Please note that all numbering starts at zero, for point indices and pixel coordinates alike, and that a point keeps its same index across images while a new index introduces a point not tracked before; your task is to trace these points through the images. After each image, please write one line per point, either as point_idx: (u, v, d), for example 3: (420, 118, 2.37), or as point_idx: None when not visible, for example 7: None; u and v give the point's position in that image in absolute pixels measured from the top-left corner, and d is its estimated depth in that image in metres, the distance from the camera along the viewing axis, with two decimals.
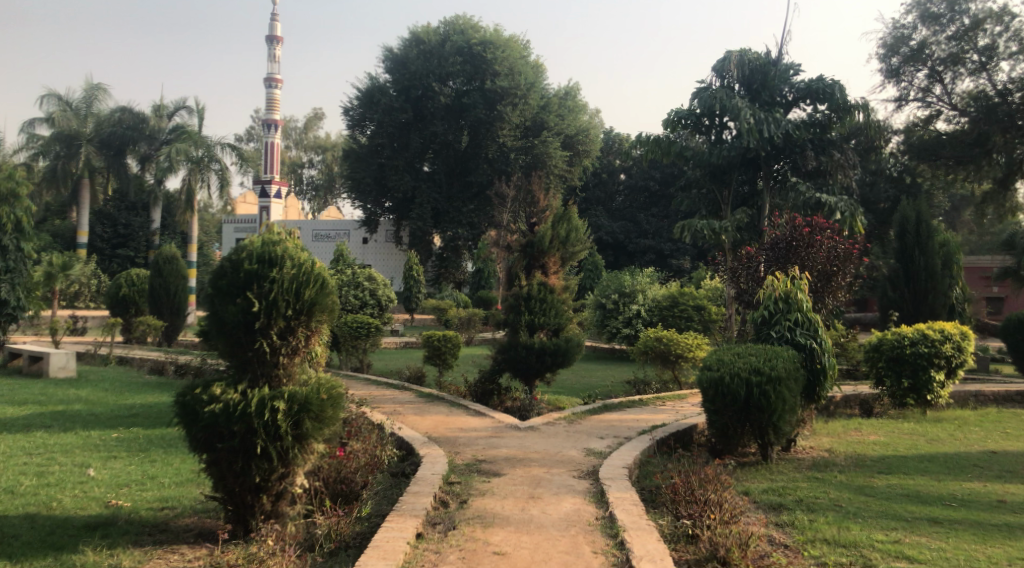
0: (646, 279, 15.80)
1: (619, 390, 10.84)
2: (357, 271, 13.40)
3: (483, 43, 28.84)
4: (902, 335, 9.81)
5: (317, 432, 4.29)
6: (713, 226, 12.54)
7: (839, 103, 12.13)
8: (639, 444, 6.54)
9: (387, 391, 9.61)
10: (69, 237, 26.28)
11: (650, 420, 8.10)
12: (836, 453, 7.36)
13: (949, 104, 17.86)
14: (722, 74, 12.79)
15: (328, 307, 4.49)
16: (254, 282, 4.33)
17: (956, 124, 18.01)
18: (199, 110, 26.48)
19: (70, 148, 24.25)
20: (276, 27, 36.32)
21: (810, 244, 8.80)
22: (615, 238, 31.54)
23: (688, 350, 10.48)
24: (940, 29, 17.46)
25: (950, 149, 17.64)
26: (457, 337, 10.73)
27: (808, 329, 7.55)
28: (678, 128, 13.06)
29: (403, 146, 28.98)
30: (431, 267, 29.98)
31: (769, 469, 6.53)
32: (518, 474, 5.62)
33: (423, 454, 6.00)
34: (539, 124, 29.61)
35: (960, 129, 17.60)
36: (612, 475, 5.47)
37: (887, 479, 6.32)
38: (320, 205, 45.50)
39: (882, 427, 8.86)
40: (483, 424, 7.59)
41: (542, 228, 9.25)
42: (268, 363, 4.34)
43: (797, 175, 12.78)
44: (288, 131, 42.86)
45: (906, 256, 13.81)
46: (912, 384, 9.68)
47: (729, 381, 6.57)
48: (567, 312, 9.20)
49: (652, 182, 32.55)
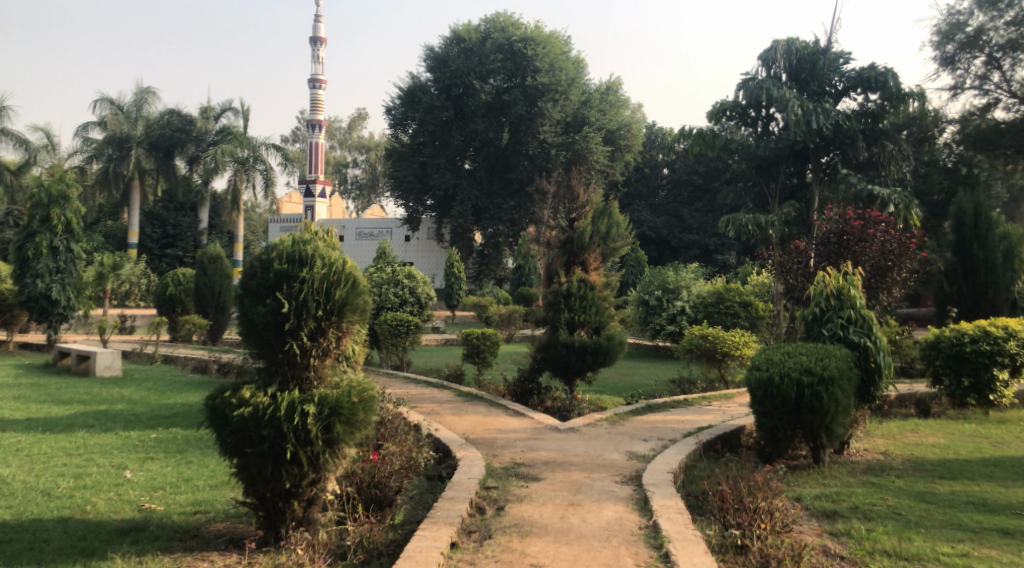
0: (690, 275, 15.44)
1: (663, 389, 10.57)
2: (397, 268, 13.36)
3: (524, 40, 28.61)
4: (961, 332, 9.36)
5: (348, 437, 4.19)
6: (758, 220, 12.15)
7: (892, 91, 11.60)
8: (684, 447, 6.30)
9: (426, 390, 9.52)
10: (120, 237, 26.90)
11: (695, 421, 7.84)
12: (892, 456, 7.00)
13: (1007, 91, 17.16)
14: (768, 64, 12.35)
15: (359, 308, 4.37)
16: (284, 282, 4.24)
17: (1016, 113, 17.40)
18: (245, 111, 26.97)
19: (120, 150, 24.48)
20: (320, 28, 36.66)
21: (862, 238, 8.42)
22: (658, 233, 31.07)
23: (735, 348, 10.15)
24: (998, 14, 16.89)
25: (1009, 138, 17.05)
26: (496, 335, 10.58)
27: (862, 327, 7.20)
28: (722, 120, 12.65)
29: (444, 144, 29.00)
30: (473, 264, 29.88)
31: (821, 474, 6.23)
32: (557, 478, 5.43)
33: (459, 457, 5.86)
34: (581, 120, 29.28)
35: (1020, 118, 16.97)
36: (656, 481, 5.24)
37: (950, 485, 5.96)
38: (364, 203, 45.84)
39: (940, 428, 8.45)
40: (522, 424, 7.42)
41: (581, 224, 9.06)
42: (298, 366, 4.23)
43: (848, 167, 12.31)
44: (333, 132, 43.35)
45: (964, 249, 13.24)
46: (972, 383, 9.21)
47: (779, 382, 6.28)
48: (609, 309, 8.96)
49: (697, 176, 32.00)
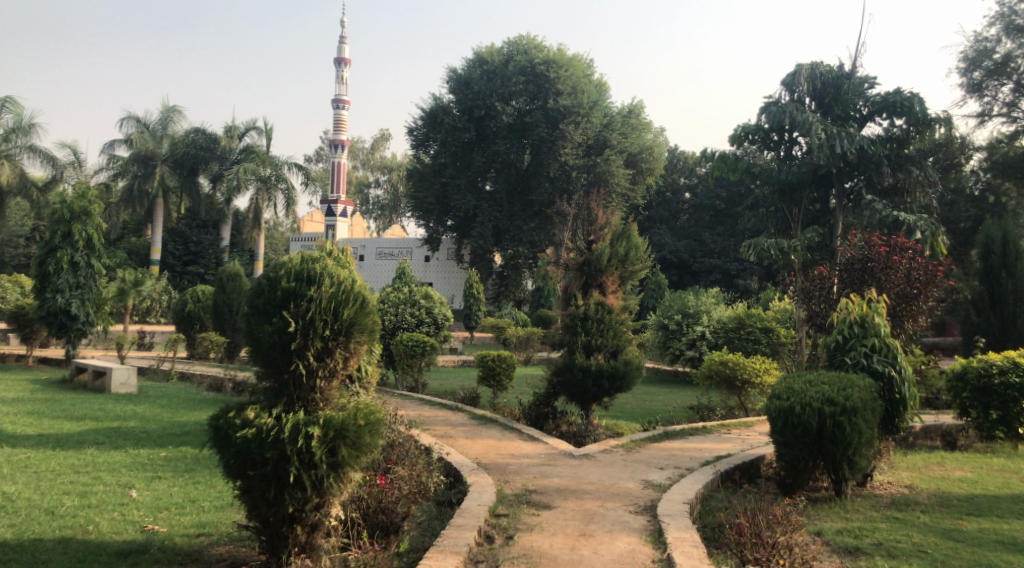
0: (710, 300, 15.22)
1: (681, 415, 10.37)
2: (414, 289, 13.30)
3: (546, 63, 28.74)
4: (989, 363, 9.09)
5: (353, 461, 4.10)
6: (781, 245, 11.97)
7: (918, 117, 11.40)
8: (701, 477, 6.13)
9: (440, 412, 9.41)
10: (143, 254, 27.19)
11: (713, 450, 7.65)
12: (917, 490, 6.77)
13: None
14: (792, 88, 12.24)
15: (367, 328, 4.31)
16: (291, 301, 4.19)
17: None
18: (269, 131, 27.30)
19: (144, 167, 24.81)
20: (345, 50, 37.13)
21: (887, 265, 8.23)
22: (679, 257, 30.83)
23: (755, 375, 9.95)
24: None
25: None
26: (512, 357, 10.47)
27: (886, 356, 7.01)
28: (744, 144, 12.54)
29: (466, 165, 29.14)
30: (492, 286, 29.80)
31: (843, 508, 6.03)
32: (570, 506, 5.29)
33: (470, 483, 5.74)
34: (602, 143, 29.29)
35: None
36: (671, 512, 5.08)
37: (978, 523, 5.73)
38: (385, 223, 46.02)
39: (968, 462, 8.18)
40: (536, 450, 7.28)
41: (600, 247, 8.97)
42: (304, 387, 4.16)
43: (872, 193, 12.10)
44: (356, 152, 43.75)
45: (991, 278, 12.95)
46: (1001, 416, 8.92)
47: (800, 411, 6.10)
48: (626, 333, 8.81)
49: (718, 201, 31.77)
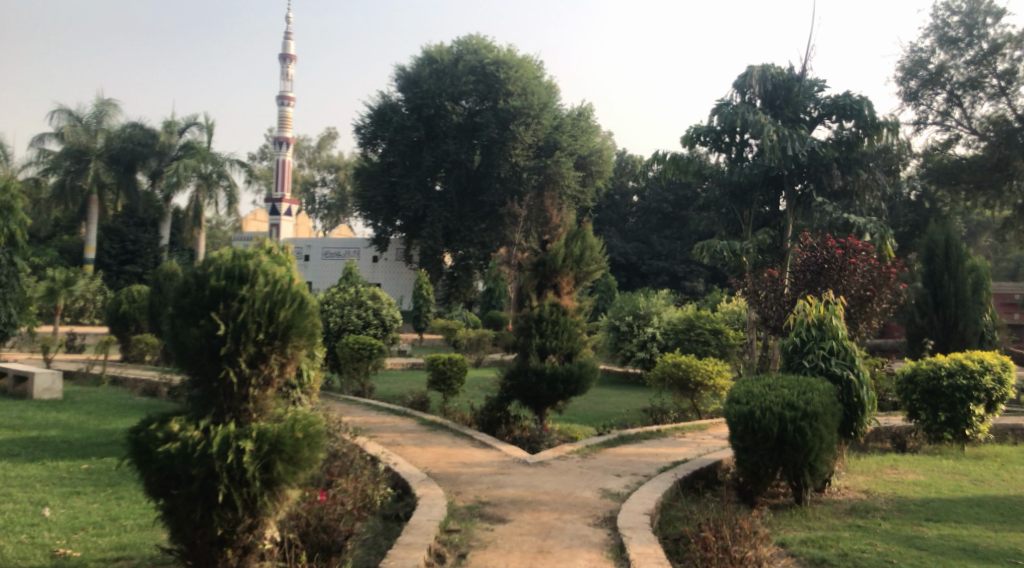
0: (661, 301, 15.15)
1: (634, 418, 10.20)
2: (360, 289, 12.85)
3: (496, 63, 28.51)
4: (938, 365, 9.12)
5: (290, 477, 3.72)
6: (733, 247, 11.91)
7: (868, 120, 11.47)
8: (660, 485, 5.90)
9: (388, 418, 9.02)
10: (76, 252, 25.88)
11: (670, 455, 7.45)
12: (875, 495, 6.68)
13: (968, 128, 18.28)
14: (744, 90, 12.24)
15: (306, 331, 3.94)
16: (220, 301, 3.79)
17: (975, 149, 18.47)
18: (210, 127, 26.48)
19: (77, 163, 23.82)
20: (290, 46, 36.32)
21: (842, 267, 8.13)
22: (628, 259, 30.94)
23: (708, 377, 9.83)
24: (959, 53, 17.89)
25: (969, 174, 17.99)
26: (463, 360, 10.14)
27: (844, 359, 6.92)
28: (696, 145, 12.44)
29: (415, 165, 28.61)
30: (442, 287, 29.33)
31: (805, 515, 5.87)
32: (526, 520, 4.99)
33: (419, 495, 5.41)
34: (552, 144, 29.17)
35: (979, 154, 18.04)
36: (633, 524, 4.84)
37: (939, 528, 5.63)
38: (332, 223, 45.22)
39: (920, 464, 8.18)
40: (489, 458, 6.97)
41: (554, 247, 8.72)
42: (236, 397, 3.79)
43: (822, 196, 12.04)
44: (301, 150, 42.83)
45: (935, 280, 13.14)
46: (949, 418, 8.97)
47: (760, 416, 5.92)
48: (581, 335, 8.57)
49: (666, 204, 31.94)
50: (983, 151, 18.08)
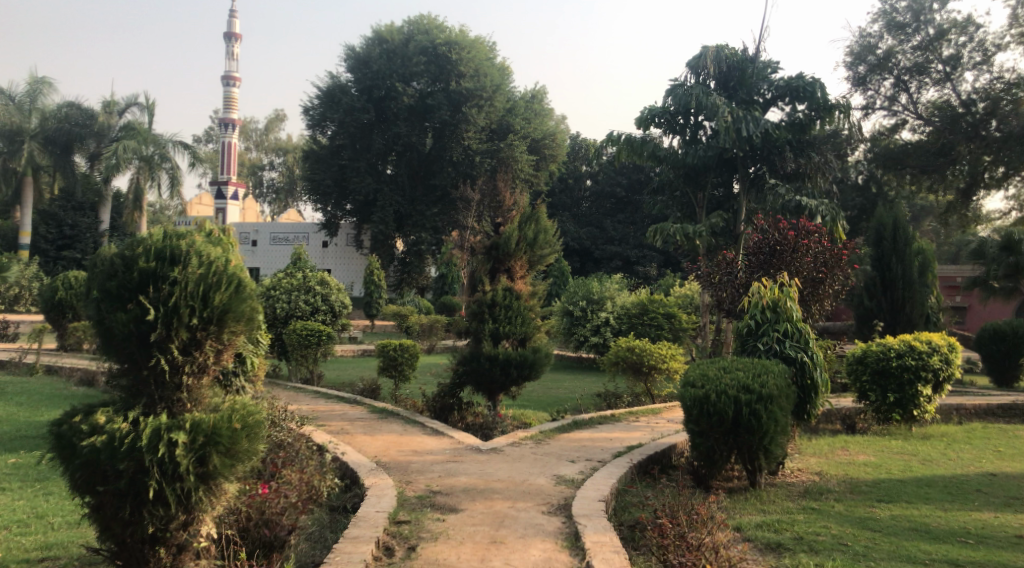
0: (614, 286, 15.11)
1: (588, 403, 10.14)
2: (308, 274, 12.51)
3: (448, 43, 28.11)
4: (887, 347, 9.24)
5: (228, 471, 3.48)
6: (686, 231, 11.90)
7: (820, 102, 11.58)
8: (616, 471, 5.80)
9: (337, 406, 8.77)
10: (10, 237, 24.73)
11: (624, 440, 7.38)
12: (827, 477, 6.71)
13: (914, 113, 18.69)
14: (698, 71, 12.17)
15: (244, 316, 3.69)
16: (150, 284, 3.52)
17: (920, 134, 18.89)
18: (152, 107, 25.54)
19: (10, 144, 22.77)
20: (236, 24, 35.29)
21: (794, 248, 8.17)
22: (581, 243, 30.99)
23: (662, 361, 9.80)
24: (906, 39, 18.21)
25: (914, 159, 18.43)
26: (415, 346, 9.93)
27: (798, 342, 6.92)
28: (651, 127, 12.40)
29: (365, 147, 28.06)
30: (394, 272, 28.90)
31: (760, 498, 5.84)
32: (478, 509, 4.83)
33: (368, 486, 5.21)
34: (505, 127, 28.96)
35: (924, 139, 18.49)
36: (588, 511, 4.73)
37: (890, 509, 5.66)
38: (281, 207, 44.28)
39: (870, 445, 8.28)
40: (440, 445, 6.80)
41: (507, 229, 8.55)
42: (168, 386, 3.54)
43: (775, 178, 12.15)
44: (249, 133, 41.78)
45: (883, 263, 13.36)
46: (897, 398, 9.12)
47: (715, 400, 5.87)
48: (535, 320, 8.44)
49: (619, 188, 31.99)
50: (927, 136, 18.47)
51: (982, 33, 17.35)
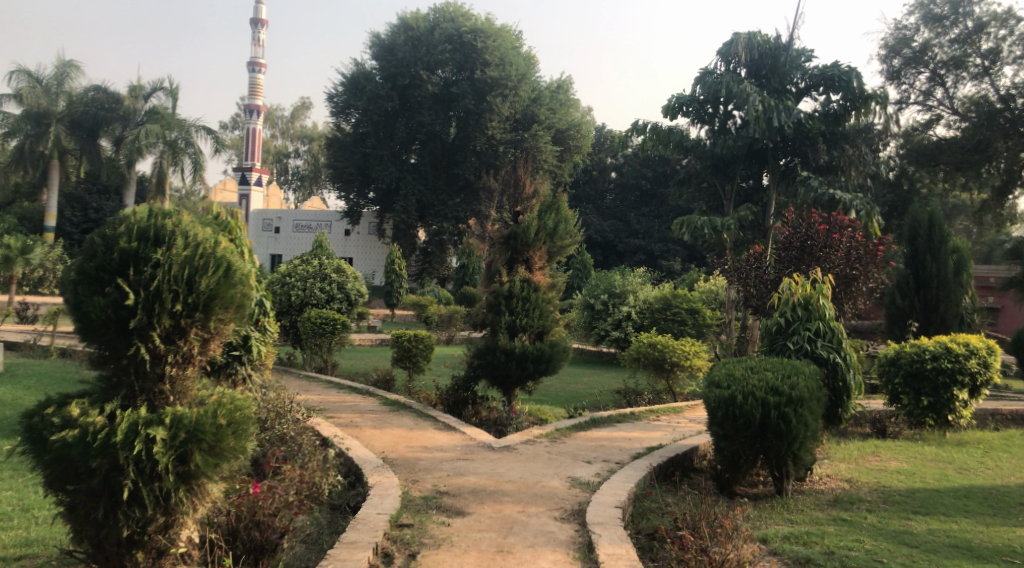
0: (637, 279, 14.73)
1: (607, 400, 9.81)
2: (325, 262, 12.30)
3: (474, 31, 27.78)
4: (922, 349, 8.81)
5: (211, 470, 3.24)
6: (713, 223, 11.48)
7: (856, 93, 11.00)
8: (634, 474, 5.48)
9: (349, 397, 8.54)
10: (37, 220, 24.83)
11: (644, 440, 7.06)
12: (858, 485, 6.34)
13: (949, 108, 18.03)
14: (728, 59, 11.74)
15: (233, 303, 3.46)
16: (129, 266, 3.28)
17: (955, 130, 18.20)
18: (176, 93, 25.48)
19: (37, 126, 22.72)
20: (262, 11, 35.21)
21: (826, 244, 7.76)
22: (604, 236, 30.59)
23: (685, 357, 9.43)
24: (943, 32, 17.58)
25: (948, 155, 17.82)
26: (430, 337, 9.66)
27: (830, 342, 6.57)
28: (678, 115, 11.97)
29: (389, 136, 27.83)
30: (415, 262, 28.66)
31: (786, 507, 5.50)
32: (486, 514, 4.55)
33: (372, 484, 4.94)
34: (530, 117, 28.65)
35: (959, 135, 17.85)
36: (603, 518, 4.43)
37: (928, 522, 5.28)
38: (306, 195, 44.33)
39: (903, 451, 7.87)
40: (452, 441, 6.52)
41: (527, 218, 8.23)
42: (149, 377, 3.32)
43: (807, 170, 11.70)
44: (274, 120, 41.81)
45: (916, 261, 12.85)
46: (931, 403, 8.70)
47: (742, 401, 5.52)
48: (554, 312, 8.13)
49: (644, 181, 31.51)
50: (963, 132, 17.81)
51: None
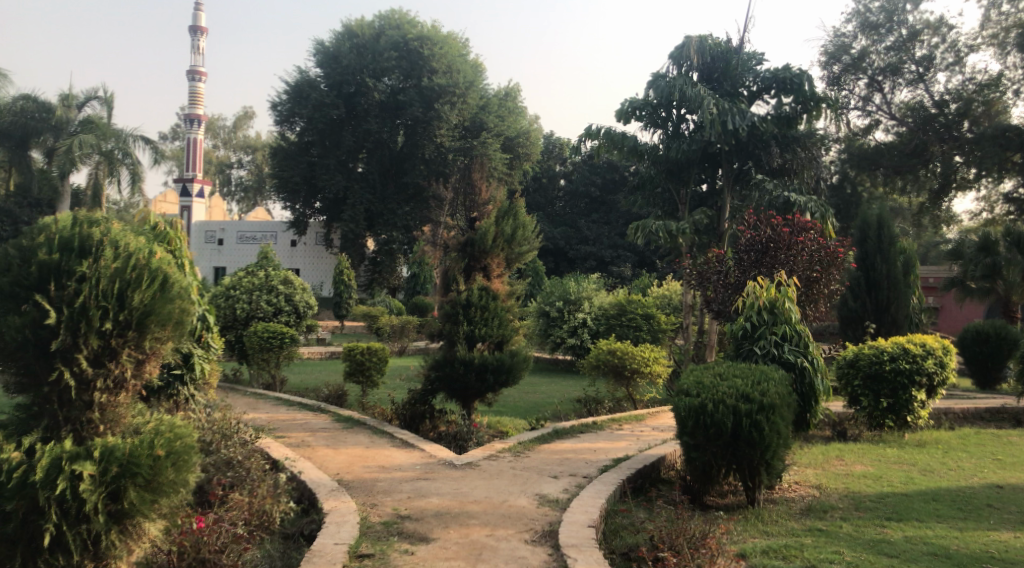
0: (591, 285, 14.59)
1: (567, 409, 9.60)
2: (271, 273, 11.85)
3: (420, 39, 27.52)
4: (880, 350, 8.82)
5: (147, 508, 3.11)
6: (669, 227, 11.35)
7: (807, 95, 11.13)
8: (604, 489, 5.25)
9: (299, 415, 8.15)
10: None
11: (609, 451, 6.86)
12: (828, 491, 6.24)
13: (887, 114, 18.43)
14: (680, 62, 11.64)
15: (169, 319, 3.34)
16: (51, 279, 3.15)
17: (892, 135, 18.64)
18: (112, 102, 24.51)
19: None
20: (202, 18, 34.28)
21: (789, 246, 7.69)
22: (555, 243, 30.50)
23: (645, 364, 9.27)
24: (879, 39, 17.98)
25: (887, 159, 18.24)
26: (384, 349, 9.33)
27: (797, 346, 6.49)
28: (632, 120, 11.87)
29: (335, 144, 27.28)
30: (364, 272, 28.04)
31: (761, 518, 5.34)
32: (452, 539, 4.25)
33: (327, 511, 4.60)
34: (478, 125, 28.43)
35: (897, 139, 18.28)
36: (578, 540, 4.18)
37: (903, 529, 5.18)
38: (249, 205, 43.28)
39: (865, 454, 7.83)
40: (410, 459, 6.20)
41: (484, 224, 7.97)
42: (76, 406, 3.20)
43: (761, 173, 11.72)
44: (216, 130, 40.82)
45: (866, 263, 12.99)
46: (890, 404, 8.72)
47: (713, 410, 5.35)
48: (513, 321, 7.88)
49: (594, 188, 31.55)
50: (901, 137, 18.20)
51: (955, 35, 17.17)
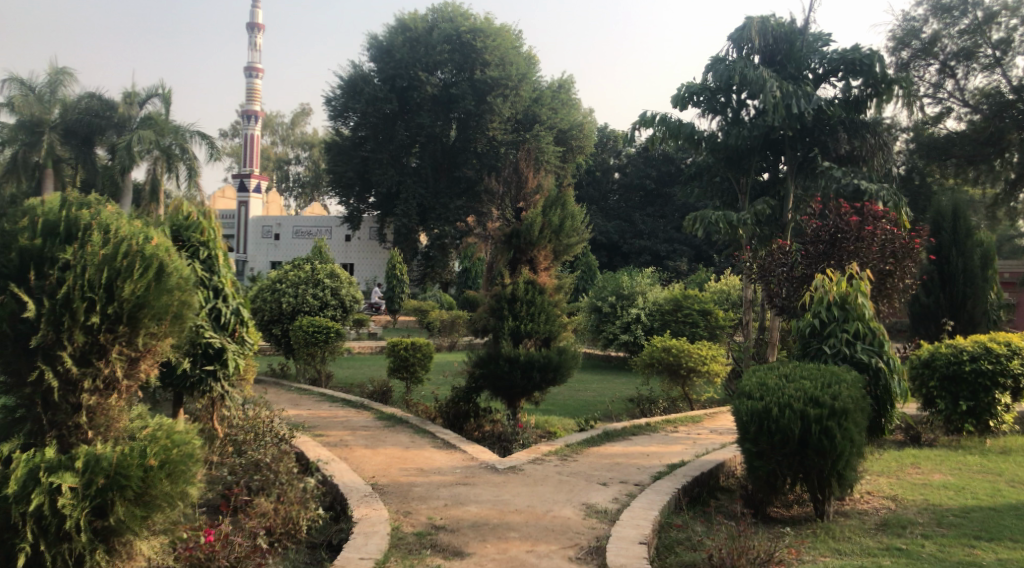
0: (646, 280, 14.06)
1: (618, 408, 9.17)
2: (317, 267, 11.67)
3: (473, 31, 27.29)
4: (959, 349, 8.14)
5: (135, 524, 3.18)
6: (729, 218, 10.77)
7: (878, 77, 10.47)
8: (658, 501, 4.81)
9: (340, 411, 7.91)
10: None
11: (664, 456, 6.40)
12: (904, 503, 5.68)
13: (960, 101, 17.32)
14: (740, 45, 11.07)
15: (162, 313, 3.40)
16: (33, 265, 3.21)
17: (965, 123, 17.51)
18: (170, 97, 24.79)
19: (30, 134, 22.11)
20: (258, 15, 34.65)
21: (859, 236, 7.06)
22: (609, 238, 29.90)
23: (702, 363, 8.76)
24: (952, 22, 16.87)
25: (960, 148, 17.12)
26: (428, 345, 9.02)
27: (871, 344, 5.96)
28: (689, 106, 11.33)
29: (388, 139, 27.25)
30: (417, 267, 27.98)
31: (831, 535, 4.84)
32: (489, 555, 3.90)
33: (357, 519, 4.29)
34: (530, 118, 28.11)
35: (969, 128, 17.16)
36: (627, 561, 3.76)
37: (995, 551, 4.61)
38: (307, 201, 43.77)
39: (943, 462, 7.19)
40: (451, 462, 5.86)
41: (531, 215, 7.60)
42: (60, 410, 3.26)
43: (827, 161, 11.01)
44: (274, 127, 41.34)
45: (941, 256, 12.15)
46: (971, 407, 8.02)
47: (778, 415, 4.87)
48: (561, 317, 7.49)
49: (649, 180, 30.81)
50: (974, 125, 17.14)
51: None
